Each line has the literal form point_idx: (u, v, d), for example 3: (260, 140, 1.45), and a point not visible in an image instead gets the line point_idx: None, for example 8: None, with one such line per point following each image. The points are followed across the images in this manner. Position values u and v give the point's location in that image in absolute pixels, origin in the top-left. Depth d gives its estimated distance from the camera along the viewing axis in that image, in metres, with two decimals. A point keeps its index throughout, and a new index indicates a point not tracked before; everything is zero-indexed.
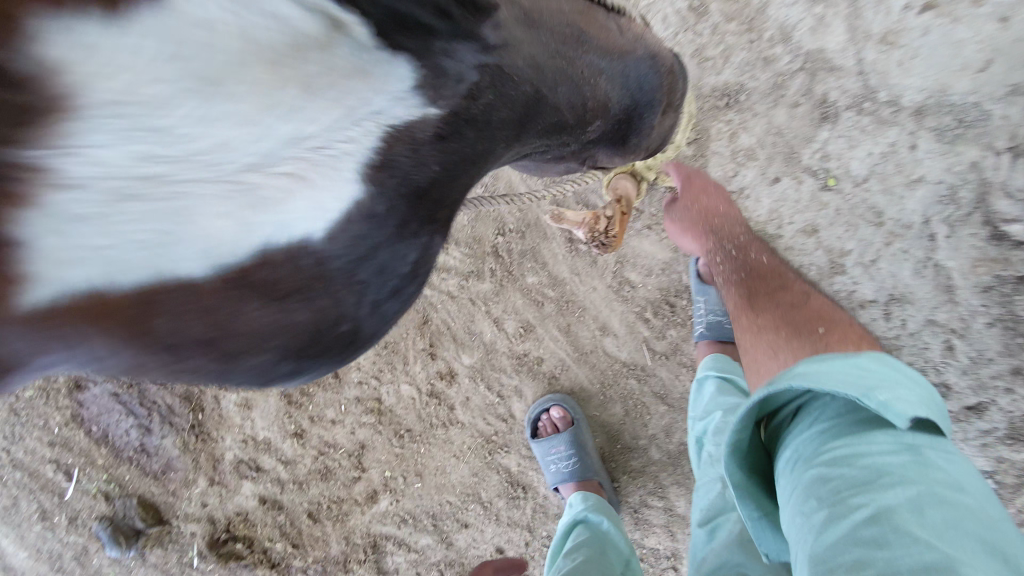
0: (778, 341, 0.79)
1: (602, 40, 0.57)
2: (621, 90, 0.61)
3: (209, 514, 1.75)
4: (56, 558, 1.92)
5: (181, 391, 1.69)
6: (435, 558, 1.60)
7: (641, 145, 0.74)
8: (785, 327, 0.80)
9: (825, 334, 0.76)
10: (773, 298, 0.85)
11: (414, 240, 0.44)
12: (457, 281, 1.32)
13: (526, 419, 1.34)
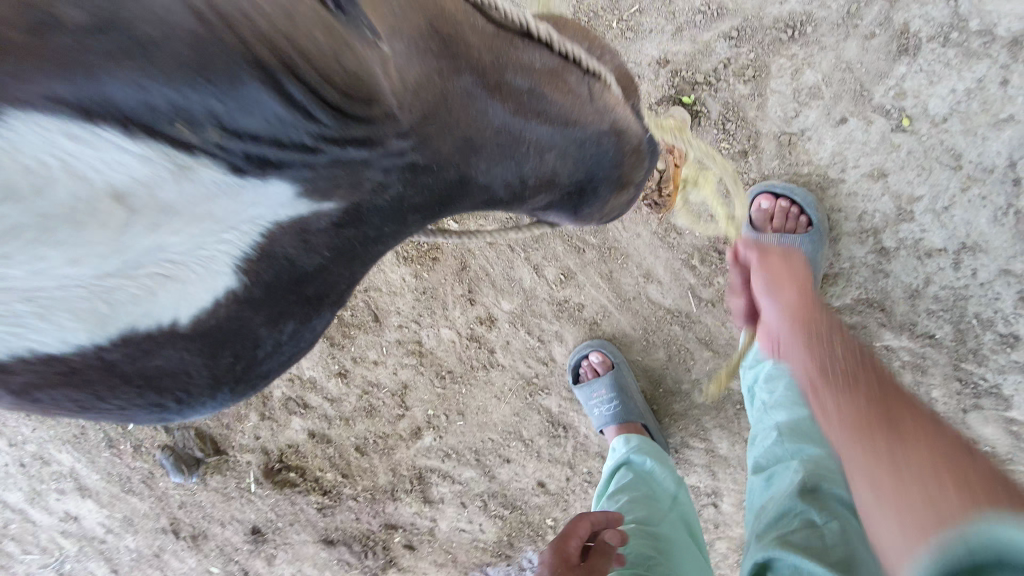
0: (856, 420, 0.57)
1: (556, 111, 0.56)
2: (572, 170, 0.61)
3: (262, 447, 1.87)
4: (124, 483, 2.06)
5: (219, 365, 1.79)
6: (479, 489, 1.65)
7: (593, 215, 0.72)
8: (862, 401, 0.58)
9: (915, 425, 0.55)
10: (848, 364, 0.63)
11: (288, 323, 0.50)
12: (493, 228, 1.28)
13: (568, 365, 1.34)
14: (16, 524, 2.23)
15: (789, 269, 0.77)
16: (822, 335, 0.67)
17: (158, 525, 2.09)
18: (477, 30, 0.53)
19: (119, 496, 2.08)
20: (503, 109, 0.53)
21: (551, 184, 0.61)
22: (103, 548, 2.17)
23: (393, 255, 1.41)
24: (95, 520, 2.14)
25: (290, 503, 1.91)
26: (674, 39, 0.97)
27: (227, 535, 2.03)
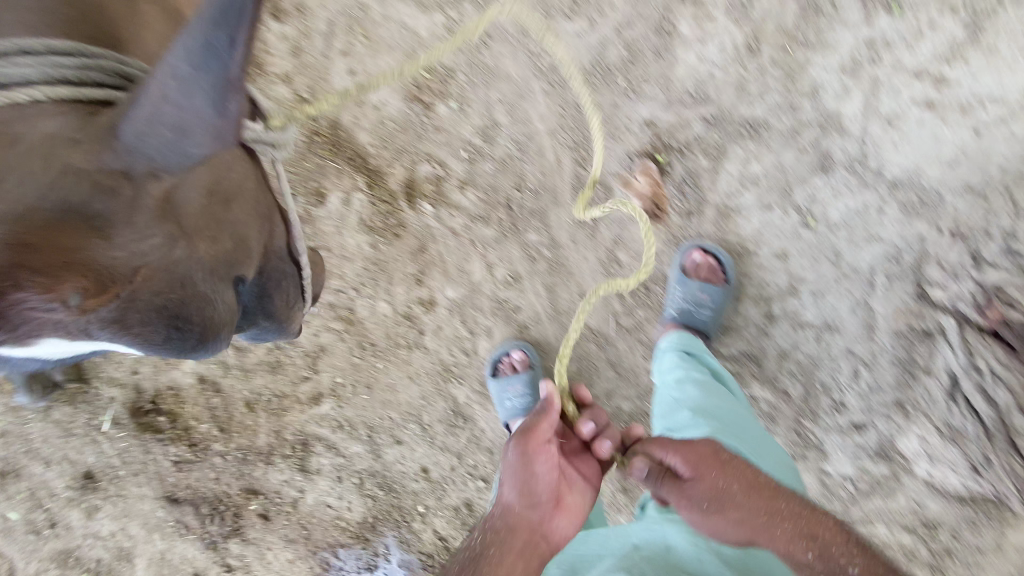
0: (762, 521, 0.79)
1: (287, 295, 0.94)
2: (271, 317, 0.94)
3: (136, 384, 1.78)
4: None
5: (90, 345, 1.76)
6: (360, 466, 1.70)
7: (271, 336, 1.01)
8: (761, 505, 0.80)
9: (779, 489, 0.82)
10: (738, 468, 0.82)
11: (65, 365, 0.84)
12: (462, 219, 1.41)
13: (489, 359, 1.48)
14: None
15: (712, 478, 0.81)
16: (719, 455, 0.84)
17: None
18: (277, 249, 0.88)
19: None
20: (280, 296, 0.92)
21: (262, 319, 0.93)
22: None
23: (358, 221, 1.46)
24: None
25: (149, 447, 1.84)
26: (664, 109, 1.23)
27: (60, 471, 1.92)
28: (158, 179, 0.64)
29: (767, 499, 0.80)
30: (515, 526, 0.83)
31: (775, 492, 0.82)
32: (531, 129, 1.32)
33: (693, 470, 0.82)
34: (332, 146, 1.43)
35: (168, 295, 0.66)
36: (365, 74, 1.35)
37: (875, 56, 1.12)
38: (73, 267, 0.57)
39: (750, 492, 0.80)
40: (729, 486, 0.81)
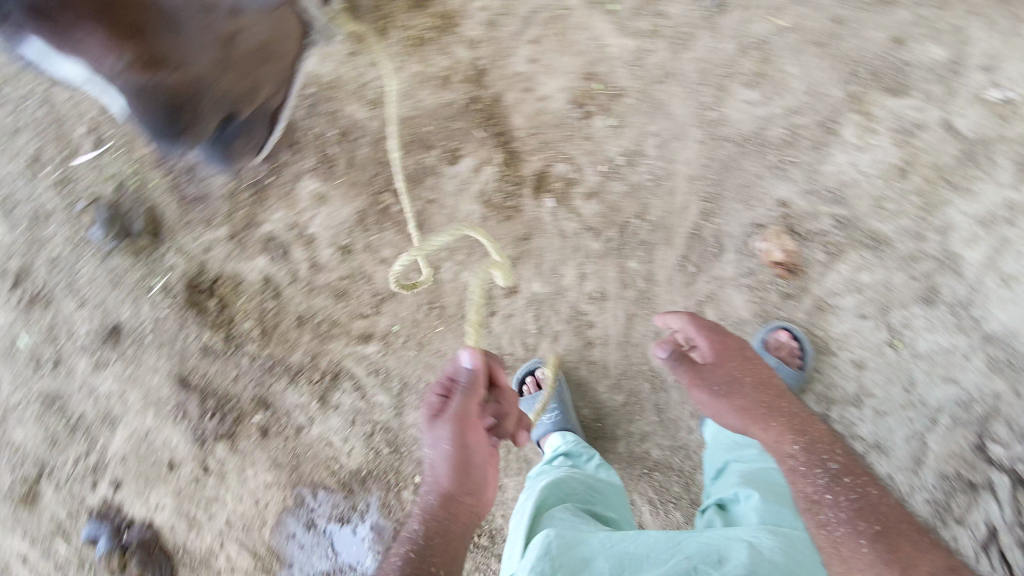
0: (827, 474, 1.07)
1: (250, 141, 1.16)
2: (232, 154, 1.14)
3: (203, 261, 1.81)
4: (25, 201, 1.91)
5: (176, 209, 1.81)
6: (377, 416, 1.74)
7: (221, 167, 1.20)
8: (804, 438, 1.11)
9: (826, 440, 1.11)
10: (782, 405, 1.15)
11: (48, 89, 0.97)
12: (575, 225, 1.48)
13: (512, 374, 1.58)
14: None
15: (730, 364, 1.20)
16: (761, 377, 1.18)
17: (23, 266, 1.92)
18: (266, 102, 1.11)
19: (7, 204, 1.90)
20: (246, 140, 1.14)
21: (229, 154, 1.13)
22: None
23: (478, 191, 1.54)
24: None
25: (184, 324, 1.86)
26: (802, 195, 1.32)
27: (86, 314, 1.93)
28: (234, 18, 0.85)
29: (772, 395, 1.16)
30: (460, 512, 1.11)
31: (778, 391, 1.17)
32: (672, 168, 1.40)
33: (716, 354, 1.22)
34: (487, 117, 1.50)
35: (193, 104, 0.87)
36: (544, 66, 1.45)
37: (1011, 218, 1.22)
38: (153, 49, 0.76)
39: (757, 380, 1.18)
40: (740, 373, 1.19)
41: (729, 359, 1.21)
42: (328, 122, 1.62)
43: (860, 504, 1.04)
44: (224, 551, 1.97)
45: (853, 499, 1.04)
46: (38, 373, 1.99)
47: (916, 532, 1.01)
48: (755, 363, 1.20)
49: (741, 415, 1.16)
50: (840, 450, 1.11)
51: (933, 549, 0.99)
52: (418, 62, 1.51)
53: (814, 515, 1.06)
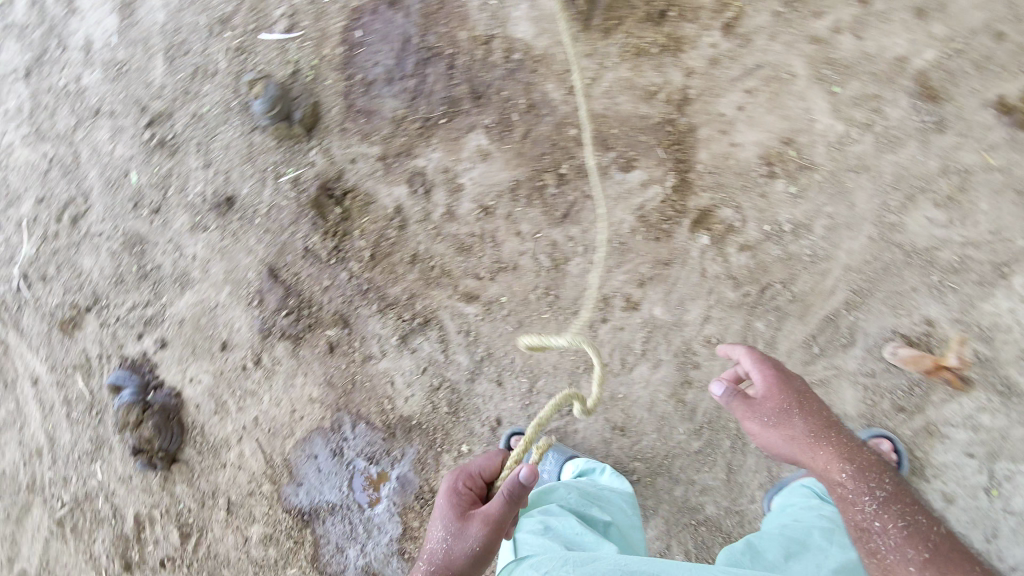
0: (877, 501, 1.16)
1: None
2: None
3: (342, 169, 1.83)
4: (199, 56, 2.00)
5: (337, 113, 1.84)
6: (449, 375, 1.74)
7: None
8: (852, 469, 1.20)
9: (875, 471, 1.20)
10: (832, 438, 1.24)
11: None
12: (718, 269, 1.53)
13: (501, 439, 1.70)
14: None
15: (779, 397, 1.30)
16: (813, 410, 1.28)
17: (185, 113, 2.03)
18: None
19: (177, 54, 2.03)
20: None
21: None
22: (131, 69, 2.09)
23: (638, 205, 1.58)
24: (135, 42, 2.09)
25: (297, 220, 1.88)
26: (951, 322, 1.38)
27: (205, 177, 2.00)
28: None
29: (822, 428, 1.25)
30: None
31: (828, 421, 1.27)
32: (833, 253, 1.45)
33: (768, 387, 1.32)
34: (675, 142, 1.56)
35: None
36: (748, 116, 1.51)
37: None
38: None
39: (806, 413, 1.28)
40: (792, 404, 1.29)
41: (781, 393, 1.30)
42: (521, 90, 1.67)
43: (908, 530, 1.11)
44: (241, 445, 1.97)
45: (902, 525, 1.12)
46: (135, 212, 2.09)
47: (963, 556, 1.07)
48: (806, 396, 1.30)
49: (793, 445, 1.27)
50: (888, 480, 1.19)
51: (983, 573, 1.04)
52: (630, 70, 1.58)
53: (867, 541, 1.15)
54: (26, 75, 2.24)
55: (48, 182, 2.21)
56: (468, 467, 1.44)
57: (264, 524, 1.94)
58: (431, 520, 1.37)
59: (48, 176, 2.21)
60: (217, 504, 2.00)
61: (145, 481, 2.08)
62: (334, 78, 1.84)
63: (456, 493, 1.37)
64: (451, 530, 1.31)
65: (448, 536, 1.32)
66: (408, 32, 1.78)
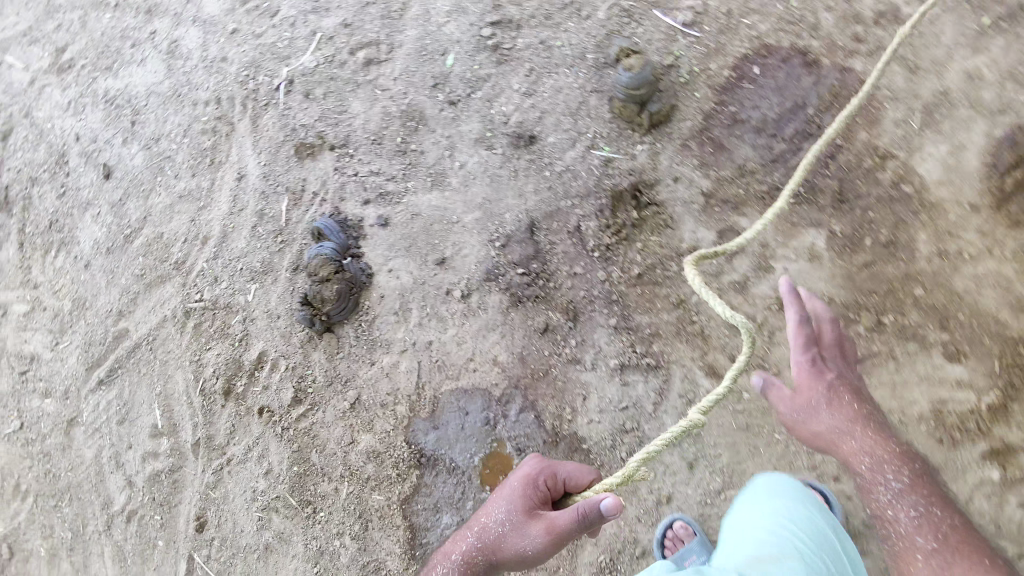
0: (900, 493, 1.20)
1: None
2: None
3: (659, 180, 1.73)
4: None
5: (687, 128, 1.74)
6: (645, 430, 1.66)
7: None
8: (869, 464, 1.24)
9: (895, 474, 1.22)
10: (856, 436, 1.26)
11: None
12: (987, 507, 1.42)
13: (655, 537, 1.60)
14: None
15: (809, 387, 1.29)
16: (844, 401, 1.28)
17: (535, 36, 1.94)
18: None
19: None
20: None
21: None
22: None
23: (940, 397, 1.47)
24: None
25: (585, 197, 1.79)
26: None
27: (517, 101, 1.91)
28: None
29: (847, 423, 1.26)
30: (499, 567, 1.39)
31: (856, 414, 1.27)
32: None
33: (801, 377, 1.31)
34: (1017, 364, 1.44)
35: None
36: None
37: None
38: None
39: (834, 404, 1.27)
40: (823, 397, 1.28)
41: (813, 383, 1.29)
42: (889, 221, 1.56)
43: (918, 519, 1.17)
44: (401, 358, 1.90)
45: (912, 516, 1.18)
46: (431, 92, 2.01)
47: (973, 547, 1.12)
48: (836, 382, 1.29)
49: (815, 433, 1.29)
50: (907, 467, 1.23)
51: (983, 564, 1.10)
52: (1014, 272, 1.47)
53: (886, 525, 1.21)
54: None
55: (364, 14, 2.16)
56: (555, 465, 1.39)
57: (378, 439, 1.88)
58: (500, 497, 1.39)
59: (366, 9, 2.17)
60: (344, 393, 1.93)
61: (289, 329, 2.02)
62: (705, 95, 1.74)
63: (533, 486, 1.35)
64: (509, 516, 1.34)
65: (510, 523, 1.34)
66: (806, 97, 1.67)
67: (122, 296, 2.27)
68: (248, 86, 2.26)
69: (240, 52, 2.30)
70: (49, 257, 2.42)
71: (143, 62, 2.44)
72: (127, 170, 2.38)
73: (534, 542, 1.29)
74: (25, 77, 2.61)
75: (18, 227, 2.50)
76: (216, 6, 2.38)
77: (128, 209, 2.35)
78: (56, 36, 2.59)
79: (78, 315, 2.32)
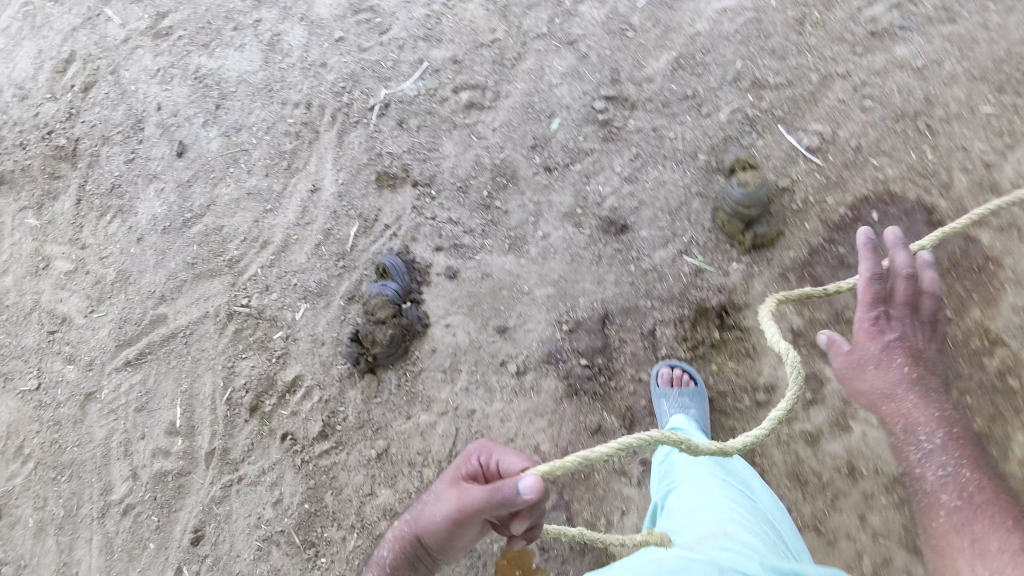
0: (932, 453, 1.08)
1: None
2: None
3: (748, 305, 1.65)
4: (704, 88, 1.85)
5: (788, 258, 1.66)
6: None
7: None
8: (905, 427, 1.12)
9: (929, 439, 1.09)
10: (904, 404, 1.13)
11: None
12: None
13: None
14: None
15: (862, 344, 1.19)
16: (896, 362, 1.15)
17: (647, 121, 1.87)
18: None
19: (687, 68, 1.88)
20: None
21: None
22: (634, 45, 1.95)
23: None
24: (658, 21, 1.96)
25: (666, 302, 1.71)
26: None
27: (615, 184, 1.84)
28: None
29: (893, 379, 1.15)
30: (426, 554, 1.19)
31: (909, 383, 1.14)
32: None
33: (867, 333, 1.20)
34: None
35: None
36: None
37: None
38: None
39: (883, 362, 1.16)
40: (874, 355, 1.18)
41: (868, 335, 1.19)
42: (986, 411, 1.47)
43: (945, 477, 1.05)
44: (438, 419, 1.82)
45: (942, 474, 1.05)
46: (528, 152, 1.94)
47: (1000, 507, 0.98)
48: (893, 342, 1.16)
49: (858, 394, 1.19)
50: (948, 428, 1.10)
51: (1005, 527, 0.95)
52: None
53: (917, 484, 1.08)
54: None
55: (476, 55, 2.10)
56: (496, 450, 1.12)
57: (398, 498, 1.80)
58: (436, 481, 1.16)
59: (479, 49, 2.10)
60: (372, 440, 1.86)
61: (330, 359, 1.95)
62: (816, 228, 1.65)
63: (463, 464, 1.10)
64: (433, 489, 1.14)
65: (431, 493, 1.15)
66: None
67: (168, 280, 2.22)
68: (341, 98, 2.20)
69: (340, 62, 2.24)
70: (105, 222, 2.39)
71: (241, 48, 2.39)
72: (200, 152, 2.33)
73: (430, 499, 1.12)
74: (120, 34, 2.57)
75: (80, 184, 2.47)
76: (327, 9, 2.32)
77: (193, 192, 2.30)
78: (160, 1, 2.56)
79: (120, 287, 2.27)
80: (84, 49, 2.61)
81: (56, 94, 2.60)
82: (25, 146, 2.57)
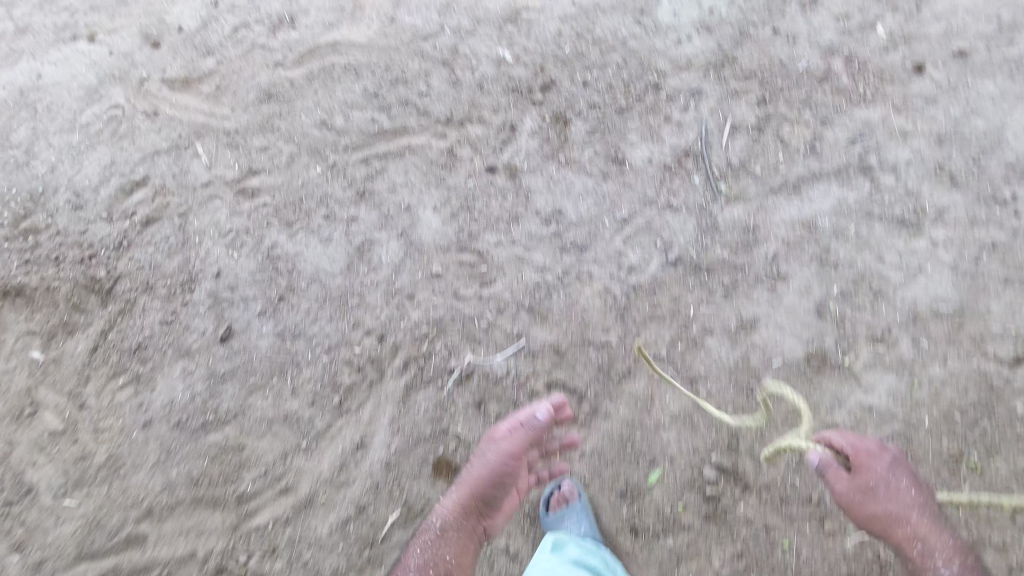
0: (947, 561, 1.33)
1: None
2: None
3: None
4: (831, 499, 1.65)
5: None
6: None
7: None
8: (913, 539, 1.36)
9: (940, 556, 1.34)
10: (910, 520, 1.37)
11: None
12: None
13: None
14: (835, 339, 1.81)
15: (868, 471, 1.42)
16: (902, 488, 1.40)
17: (759, 515, 1.66)
18: None
19: None
20: None
21: None
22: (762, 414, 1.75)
23: None
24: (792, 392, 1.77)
25: None
26: None
27: None
28: None
29: (899, 501, 1.38)
30: (451, 528, 1.55)
31: (910, 503, 1.39)
32: None
33: (865, 464, 1.44)
34: None
35: None
36: None
37: None
38: None
39: (892, 488, 1.39)
40: (879, 484, 1.40)
41: (866, 469, 1.43)
42: None
43: None
44: None
45: None
46: (618, 498, 1.73)
47: None
48: (893, 477, 1.41)
49: (866, 515, 1.40)
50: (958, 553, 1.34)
51: None
52: None
53: None
54: (672, 263, 1.98)
55: (581, 353, 1.88)
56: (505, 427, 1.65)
57: None
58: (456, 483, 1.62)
59: (585, 347, 1.89)
60: None
61: None
62: None
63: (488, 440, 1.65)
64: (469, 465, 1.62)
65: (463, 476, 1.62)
66: None
67: (163, 489, 1.91)
68: (421, 345, 1.97)
69: (431, 301, 2.03)
70: (115, 385, 2.08)
71: (326, 241, 2.18)
72: (247, 345, 2.07)
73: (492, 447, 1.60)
74: (203, 175, 2.37)
75: (102, 328, 2.18)
76: (432, 234, 2.13)
77: (224, 390, 2.02)
78: (257, 156, 2.37)
79: (105, 477, 1.95)
80: (160, 177, 2.39)
81: (112, 215, 2.36)
82: (59, 262, 2.29)
